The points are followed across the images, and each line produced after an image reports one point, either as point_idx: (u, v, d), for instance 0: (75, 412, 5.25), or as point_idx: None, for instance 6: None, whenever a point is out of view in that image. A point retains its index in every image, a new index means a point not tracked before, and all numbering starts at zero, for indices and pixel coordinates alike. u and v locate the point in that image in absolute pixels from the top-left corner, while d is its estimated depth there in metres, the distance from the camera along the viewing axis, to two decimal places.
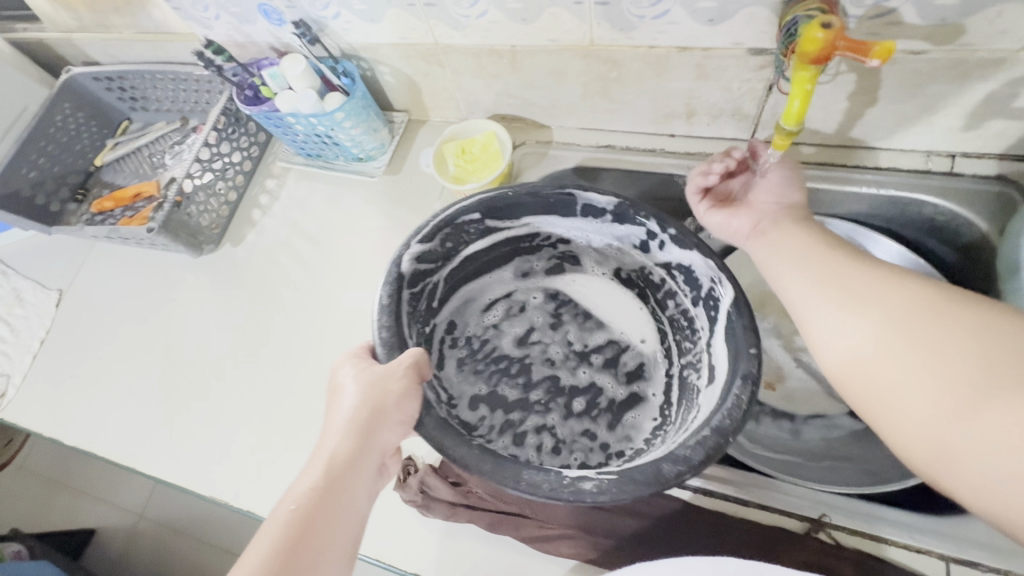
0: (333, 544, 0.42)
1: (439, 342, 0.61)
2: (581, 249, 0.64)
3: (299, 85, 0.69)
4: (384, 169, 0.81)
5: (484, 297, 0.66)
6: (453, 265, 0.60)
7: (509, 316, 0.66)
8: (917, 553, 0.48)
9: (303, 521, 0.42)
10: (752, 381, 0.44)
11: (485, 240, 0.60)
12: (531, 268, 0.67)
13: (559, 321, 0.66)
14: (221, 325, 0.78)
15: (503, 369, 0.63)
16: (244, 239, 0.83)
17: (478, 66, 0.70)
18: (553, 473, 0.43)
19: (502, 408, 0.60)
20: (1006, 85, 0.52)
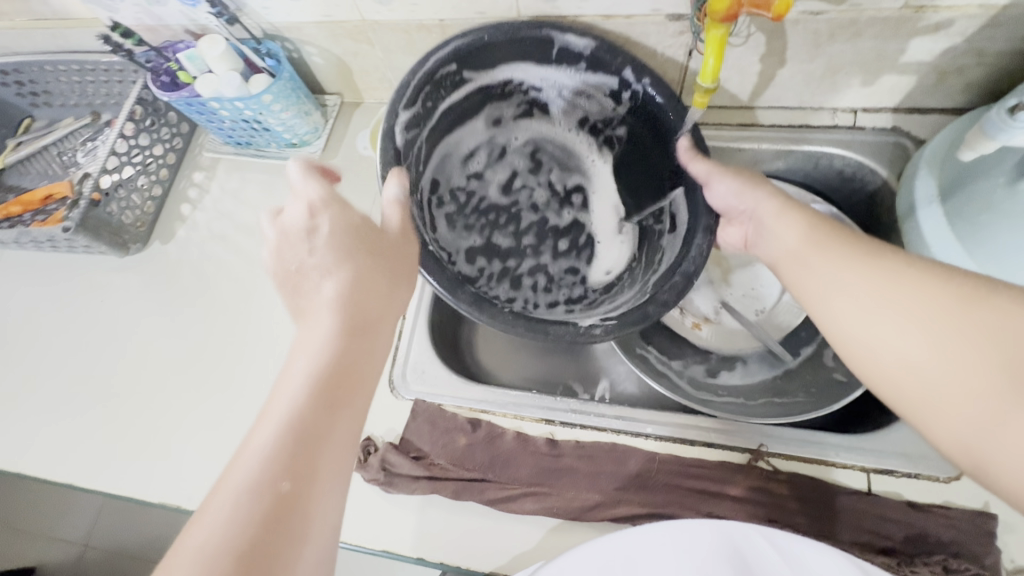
0: (348, 416, 0.41)
1: (430, 204, 0.66)
2: (550, 98, 0.69)
3: (219, 67, 0.65)
4: (320, 154, 0.79)
5: (462, 151, 0.71)
6: (432, 125, 0.64)
7: (492, 162, 0.73)
8: (843, 468, 0.54)
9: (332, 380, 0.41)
10: (711, 233, 0.55)
11: (456, 92, 0.64)
12: (502, 115, 0.72)
13: (538, 167, 0.74)
14: (156, 325, 0.74)
15: (492, 222, 0.71)
16: (175, 236, 0.79)
17: (408, 42, 0.69)
18: (572, 326, 0.55)
19: (499, 252, 0.70)
20: (894, 41, 0.57)
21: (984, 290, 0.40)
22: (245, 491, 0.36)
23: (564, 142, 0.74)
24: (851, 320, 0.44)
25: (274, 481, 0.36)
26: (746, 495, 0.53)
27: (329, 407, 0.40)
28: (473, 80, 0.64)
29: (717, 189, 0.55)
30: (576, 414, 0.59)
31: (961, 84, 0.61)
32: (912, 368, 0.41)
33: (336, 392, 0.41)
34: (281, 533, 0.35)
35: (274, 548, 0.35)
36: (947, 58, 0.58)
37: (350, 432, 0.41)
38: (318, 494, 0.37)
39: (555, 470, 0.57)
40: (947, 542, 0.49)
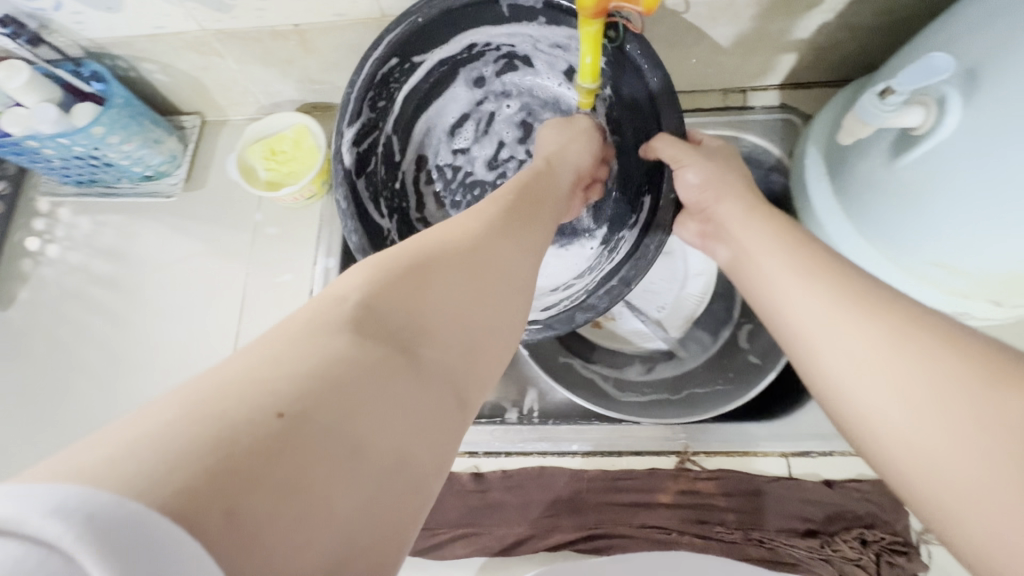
0: (495, 283, 0.32)
1: (411, 183, 0.64)
2: (531, 53, 0.58)
3: (27, 100, 0.54)
4: (185, 185, 0.69)
5: (448, 123, 0.64)
6: (393, 113, 0.59)
7: (478, 133, 0.64)
8: (764, 457, 0.54)
9: (452, 241, 0.33)
10: (662, 232, 0.50)
11: (411, 77, 0.57)
12: (482, 74, 0.62)
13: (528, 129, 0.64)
14: (8, 407, 0.62)
15: (479, 197, 0.65)
16: (16, 299, 0.67)
17: (264, 52, 0.61)
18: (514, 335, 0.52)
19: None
20: (772, 21, 0.57)
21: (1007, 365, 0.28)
22: (328, 350, 0.23)
23: (558, 101, 0.63)
24: (842, 378, 0.33)
25: (374, 325, 0.26)
26: (676, 500, 0.53)
27: (497, 253, 0.34)
28: (427, 60, 0.56)
29: (686, 174, 0.50)
30: (499, 442, 0.56)
31: (838, 58, 0.62)
32: (914, 449, 0.29)
33: (492, 237, 0.35)
34: (375, 410, 0.23)
35: (357, 431, 0.22)
36: (823, 33, 0.58)
37: (485, 300, 0.31)
38: (372, 388, 0.23)
39: (485, 507, 0.54)
40: (862, 514, 0.51)
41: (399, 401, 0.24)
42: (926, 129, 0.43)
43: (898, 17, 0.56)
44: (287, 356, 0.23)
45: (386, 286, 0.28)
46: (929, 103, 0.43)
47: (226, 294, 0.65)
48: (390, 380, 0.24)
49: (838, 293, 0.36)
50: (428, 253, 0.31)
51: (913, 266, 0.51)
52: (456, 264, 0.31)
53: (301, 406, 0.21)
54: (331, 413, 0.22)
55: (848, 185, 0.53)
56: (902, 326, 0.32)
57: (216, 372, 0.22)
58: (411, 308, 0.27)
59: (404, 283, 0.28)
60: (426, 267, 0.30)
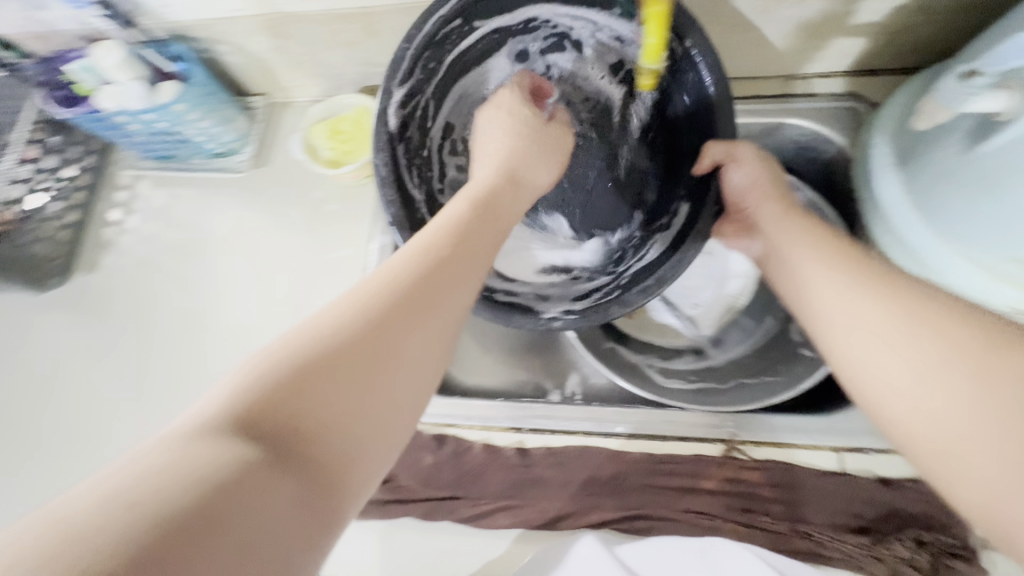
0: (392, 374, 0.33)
1: (438, 152, 0.61)
2: (586, 36, 0.59)
3: (120, 77, 0.59)
4: (252, 162, 0.73)
5: (487, 95, 0.62)
6: (438, 78, 0.57)
7: None
8: (814, 450, 0.53)
9: (377, 308, 0.34)
10: (700, 238, 0.50)
11: (465, 43, 0.57)
12: (528, 48, 0.61)
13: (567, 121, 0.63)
14: (91, 363, 0.68)
15: None
16: (100, 264, 0.72)
17: (331, 35, 0.63)
18: (534, 317, 0.52)
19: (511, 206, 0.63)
20: (841, 4, 0.55)
21: (1002, 335, 0.32)
22: (187, 458, 0.26)
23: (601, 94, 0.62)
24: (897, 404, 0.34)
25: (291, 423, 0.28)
26: (721, 487, 0.52)
27: (392, 333, 0.33)
28: (485, 25, 0.56)
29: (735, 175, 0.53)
30: (545, 420, 0.57)
31: (911, 44, 0.59)
32: (937, 430, 0.32)
33: (397, 308, 0.34)
34: (264, 508, 0.26)
35: (256, 528, 0.25)
36: (897, 17, 0.56)
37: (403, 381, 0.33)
38: (248, 500, 0.26)
39: (528, 482, 0.55)
40: (919, 515, 0.49)
41: (277, 501, 0.27)
42: (1010, 114, 0.41)
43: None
44: (178, 456, 0.26)
45: (305, 377, 0.30)
46: (1015, 87, 0.41)
47: (287, 267, 0.69)
48: (274, 485, 0.27)
49: (863, 283, 0.40)
50: (240, 369, 0.30)
51: (996, 265, 0.47)
52: (364, 360, 0.32)
53: (196, 509, 0.24)
54: (229, 512, 0.25)
55: (921, 174, 0.51)
56: (920, 309, 0.36)
57: (126, 467, 0.25)
58: (298, 410, 0.29)
59: (321, 373, 0.30)
60: (346, 356, 0.31)
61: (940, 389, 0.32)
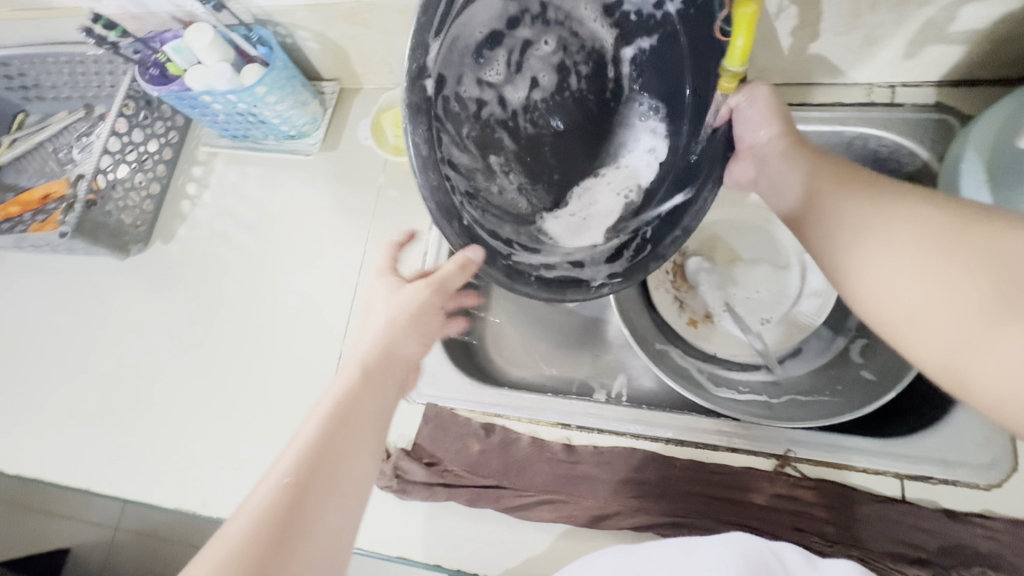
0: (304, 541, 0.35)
1: (437, 123, 0.45)
2: None
3: (209, 58, 0.62)
4: (320, 146, 0.76)
5: (473, 40, 0.47)
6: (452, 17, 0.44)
7: (509, 69, 0.49)
8: (874, 475, 0.51)
9: (312, 450, 0.38)
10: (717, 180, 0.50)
11: None
12: None
13: (564, 73, 0.51)
14: (162, 328, 0.72)
15: (511, 153, 0.50)
16: (175, 235, 0.76)
17: (408, 24, 0.64)
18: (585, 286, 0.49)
19: (526, 183, 0.51)
20: (942, 10, 0.52)
21: (974, 218, 0.36)
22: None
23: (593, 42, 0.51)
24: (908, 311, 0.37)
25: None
26: (771, 503, 0.51)
27: (326, 475, 0.37)
28: None
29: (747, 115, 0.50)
30: (593, 419, 0.57)
31: (1014, 55, 0.56)
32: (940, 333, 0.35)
33: (330, 454, 0.38)
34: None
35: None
36: (1002, 26, 0.53)
37: (346, 507, 0.38)
38: None
39: (572, 478, 0.55)
40: (986, 553, 0.46)
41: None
42: None
43: None
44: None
45: (263, 541, 0.34)
46: None
47: (348, 249, 0.71)
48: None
49: (852, 182, 0.43)
50: (221, 549, 0.33)
51: None
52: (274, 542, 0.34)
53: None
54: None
55: None
56: (904, 201, 0.39)
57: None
58: (271, 560, 0.33)
59: (274, 529, 0.34)
60: (296, 509, 0.35)
61: (943, 293, 0.35)
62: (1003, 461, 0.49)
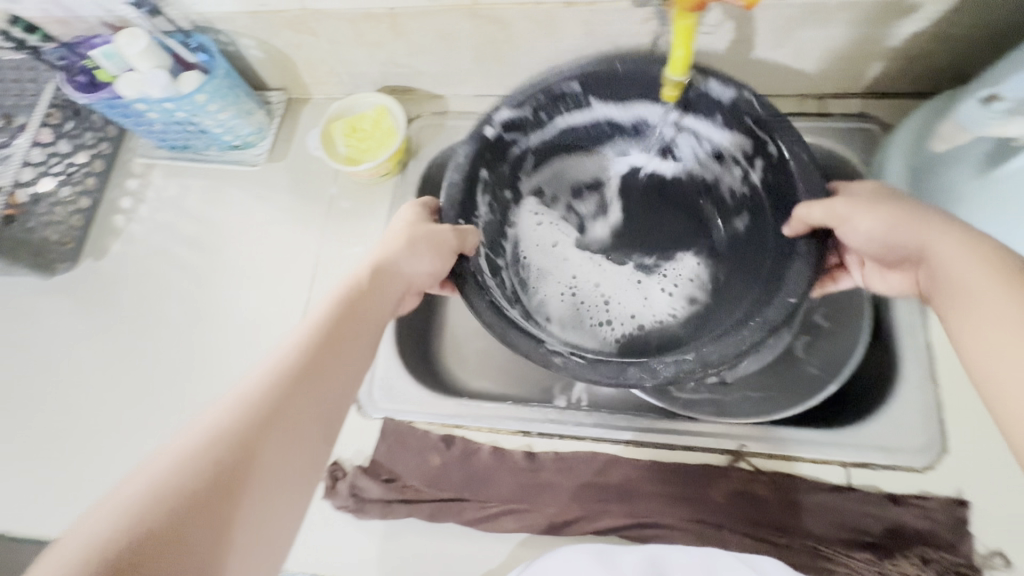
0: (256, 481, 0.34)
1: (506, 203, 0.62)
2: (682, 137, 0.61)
3: (143, 65, 0.59)
4: (267, 156, 0.73)
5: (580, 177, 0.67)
6: (544, 137, 0.61)
7: (599, 203, 0.66)
8: (823, 464, 0.53)
9: (282, 385, 0.38)
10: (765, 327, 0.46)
11: (570, 118, 0.60)
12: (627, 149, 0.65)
13: (629, 214, 0.66)
14: (94, 352, 0.67)
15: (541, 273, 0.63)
16: (108, 251, 0.71)
17: (356, 34, 0.64)
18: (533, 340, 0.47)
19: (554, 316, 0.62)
20: (861, 27, 0.56)
21: None
22: (191, 468, 0.32)
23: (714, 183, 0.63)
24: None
25: (254, 439, 0.34)
26: (729, 498, 0.52)
27: (320, 363, 0.40)
28: (600, 108, 0.59)
29: (857, 224, 0.45)
30: (553, 425, 0.57)
31: (926, 69, 0.61)
32: None
33: (328, 347, 0.41)
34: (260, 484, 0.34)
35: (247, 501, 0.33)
36: (913, 42, 0.57)
37: (335, 396, 0.40)
38: None
39: (535, 486, 0.55)
40: (924, 533, 0.49)
41: (279, 479, 0.35)
42: None
43: (997, 28, 0.54)
44: (181, 470, 0.32)
45: (260, 404, 0.36)
46: None
47: (298, 261, 0.68)
48: (264, 466, 0.34)
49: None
50: (222, 405, 0.36)
51: None
52: (224, 471, 0.33)
53: (202, 489, 0.31)
54: (236, 495, 0.32)
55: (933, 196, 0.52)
56: None
57: (132, 487, 0.31)
58: (262, 421, 0.35)
59: (274, 400, 0.37)
60: (293, 382, 0.38)
61: None
62: (935, 444, 0.52)
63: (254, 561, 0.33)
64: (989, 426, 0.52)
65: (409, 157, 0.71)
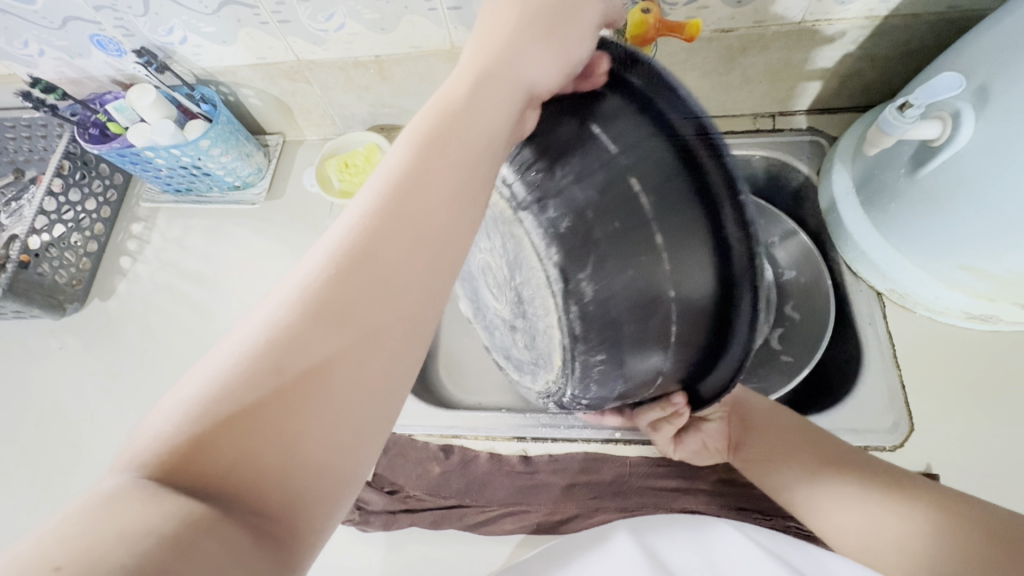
0: (329, 387, 0.27)
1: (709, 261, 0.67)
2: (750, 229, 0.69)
3: (151, 116, 0.64)
4: (266, 195, 0.78)
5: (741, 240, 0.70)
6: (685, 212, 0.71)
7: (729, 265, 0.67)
8: None
9: (357, 254, 0.30)
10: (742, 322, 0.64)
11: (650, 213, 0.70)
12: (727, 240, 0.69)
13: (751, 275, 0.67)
14: (101, 387, 0.69)
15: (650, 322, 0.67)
16: (115, 291, 0.75)
17: (346, 79, 0.70)
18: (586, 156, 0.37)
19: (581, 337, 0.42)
20: (797, 53, 0.63)
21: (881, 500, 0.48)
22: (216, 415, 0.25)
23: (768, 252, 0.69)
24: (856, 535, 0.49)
25: (315, 329, 0.28)
26: (714, 488, 0.56)
27: (395, 246, 0.30)
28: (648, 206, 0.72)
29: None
30: (545, 428, 0.60)
31: (860, 85, 0.67)
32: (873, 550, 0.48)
33: (400, 235, 0.31)
34: (298, 443, 0.26)
35: (293, 465, 0.26)
36: (846, 63, 0.64)
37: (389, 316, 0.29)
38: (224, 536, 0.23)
39: (532, 488, 0.57)
40: None
41: (329, 435, 0.27)
42: (943, 140, 0.48)
43: (915, 47, 0.61)
44: (215, 402, 0.26)
45: (305, 336, 0.27)
46: (946, 118, 0.48)
47: None
48: (310, 415, 0.27)
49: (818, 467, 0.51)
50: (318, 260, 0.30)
51: (943, 270, 0.55)
52: (268, 373, 0.27)
53: (229, 445, 0.25)
54: (303, 393, 0.27)
55: (876, 196, 0.58)
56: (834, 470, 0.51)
57: (161, 425, 0.26)
58: (300, 358, 0.27)
59: (319, 320, 0.28)
60: (352, 274, 0.29)
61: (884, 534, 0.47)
62: (903, 424, 0.55)
63: (315, 504, 0.27)
64: (949, 403, 0.56)
65: None
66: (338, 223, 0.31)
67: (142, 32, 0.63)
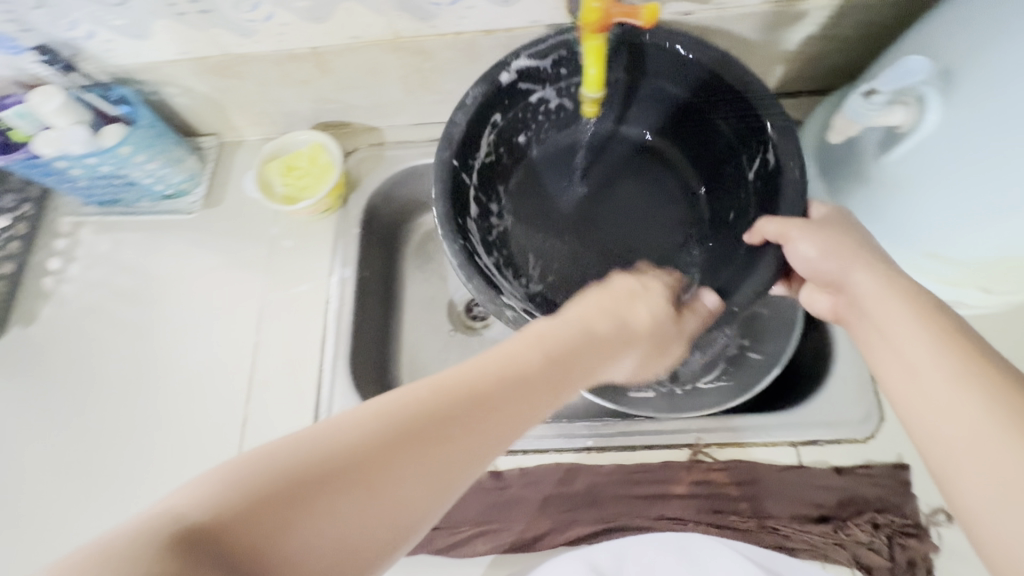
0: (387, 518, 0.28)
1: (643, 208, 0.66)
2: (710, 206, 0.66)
3: (59, 122, 0.57)
4: (203, 203, 0.72)
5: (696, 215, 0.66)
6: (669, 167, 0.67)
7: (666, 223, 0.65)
8: (774, 447, 0.55)
9: (430, 411, 0.30)
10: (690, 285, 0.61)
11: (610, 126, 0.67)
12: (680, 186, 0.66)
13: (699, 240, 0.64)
14: (28, 424, 0.63)
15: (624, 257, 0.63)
16: (38, 316, 0.68)
17: (282, 74, 0.64)
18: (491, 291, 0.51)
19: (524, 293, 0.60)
20: (758, 36, 0.61)
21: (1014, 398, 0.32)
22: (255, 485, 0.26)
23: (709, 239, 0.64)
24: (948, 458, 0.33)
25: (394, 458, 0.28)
26: (690, 491, 0.54)
27: (467, 414, 0.31)
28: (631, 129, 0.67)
29: (798, 246, 0.47)
30: (517, 440, 0.58)
31: (822, 68, 0.66)
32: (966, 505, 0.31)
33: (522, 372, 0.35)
34: (326, 524, 0.26)
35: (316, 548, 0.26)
36: (808, 45, 0.62)
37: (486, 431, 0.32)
38: None
39: (504, 504, 0.55)
40: (874, 499, 0.52)
41: (372, 526, 0.27)
42: (909, 126, 0.46)
43: (876, 28, 0.59)
44: (301, 461, 0.27)
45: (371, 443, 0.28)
46: (909, 103, 0.46)
47: (243, 307, 0.67)
48: (345, 508, 0.27)
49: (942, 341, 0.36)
50: (417, 387, 0.32)
51: (910, 259, 0.53)
52: (357, 464, 0.28)
53: (254, 519, 0.25)
54: (364, 496, 0.27)
55: (842, 183, 0.56)
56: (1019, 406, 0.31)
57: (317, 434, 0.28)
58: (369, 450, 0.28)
59: (397, 431, 0.29)
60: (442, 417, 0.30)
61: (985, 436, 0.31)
62: (873, 415, 0.55)
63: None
64: None
65: (349, 191, 0.71)
66: (467, 364, 0.34)
67: (42, 27, 0.56)
